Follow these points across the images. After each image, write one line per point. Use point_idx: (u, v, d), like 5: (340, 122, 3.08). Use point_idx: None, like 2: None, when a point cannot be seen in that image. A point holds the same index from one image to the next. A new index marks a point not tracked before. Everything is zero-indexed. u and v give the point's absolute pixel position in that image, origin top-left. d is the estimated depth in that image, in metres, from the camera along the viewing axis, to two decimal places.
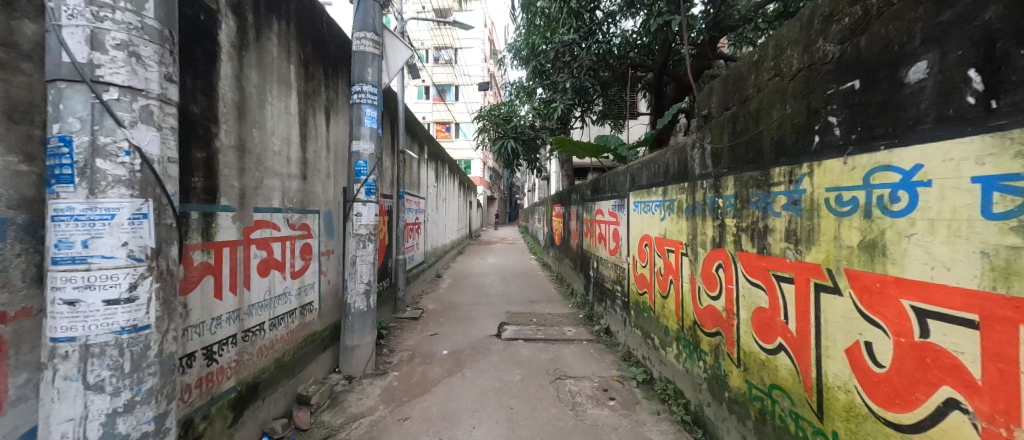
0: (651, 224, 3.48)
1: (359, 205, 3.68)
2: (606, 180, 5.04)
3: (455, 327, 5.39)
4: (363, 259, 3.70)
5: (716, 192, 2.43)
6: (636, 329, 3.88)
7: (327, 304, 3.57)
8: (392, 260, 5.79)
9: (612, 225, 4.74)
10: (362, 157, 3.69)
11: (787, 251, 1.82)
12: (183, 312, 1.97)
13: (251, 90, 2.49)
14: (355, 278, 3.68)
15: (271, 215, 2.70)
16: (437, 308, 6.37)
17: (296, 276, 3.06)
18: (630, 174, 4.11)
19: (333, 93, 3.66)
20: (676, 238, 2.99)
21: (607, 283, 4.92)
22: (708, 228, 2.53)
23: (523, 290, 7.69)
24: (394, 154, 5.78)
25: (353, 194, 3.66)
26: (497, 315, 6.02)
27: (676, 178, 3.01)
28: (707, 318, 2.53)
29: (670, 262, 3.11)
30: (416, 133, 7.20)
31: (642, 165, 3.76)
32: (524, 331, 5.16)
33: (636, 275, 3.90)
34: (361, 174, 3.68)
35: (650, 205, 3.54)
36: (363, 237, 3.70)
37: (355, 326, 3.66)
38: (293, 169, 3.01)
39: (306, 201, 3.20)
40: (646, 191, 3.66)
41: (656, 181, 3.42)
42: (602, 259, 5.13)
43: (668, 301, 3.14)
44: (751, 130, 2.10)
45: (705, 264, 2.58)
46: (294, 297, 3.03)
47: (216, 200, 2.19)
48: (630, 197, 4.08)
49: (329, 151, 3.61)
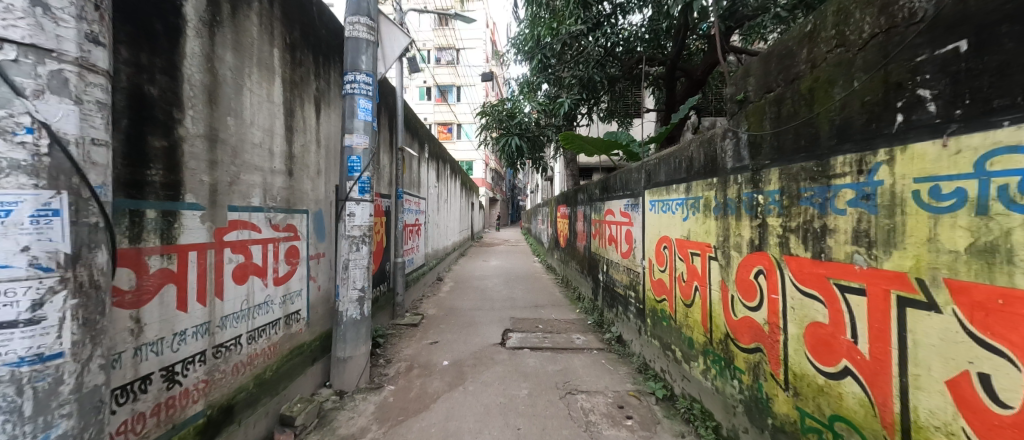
0: (672, 225, 3.16)
1: (352, 205, 3.39)
2: (616, 178, 4.73)
3: (457, 334, 5.07)
4: (356, 263, 3.40)
5: (754, 188, 2.13)
6: (653, 339, 3.57)
7: (317, 312, 3.28)
8: (390, 263, 5.50)
9: (624, 226, 4.43)
10: (355, 152, 3.40)
11: (856, 256, 1.52)
12: (136, 329, 1.67)
13: (225, 73, 2.19)
14: (347, 284, 3.38)
15: (249, 215, 2.41)
16: (437, 314, 6.07)
17: (281, 283, 2.76)
18: (644, 171, 3.82)
19: (323, 83, 3.36)
20: (703, 240, 2.68)
21: (618, 287, 4.61)
22: (744, 229, 2.22)
23: (528, 294, 7.37)
24: (392, 152, 5.49)
25: (346, 192, 3.37)
26: (500, 320, 5.70)
27: (702, 172, 2.70)
28: (744, 332, 2.22)
29: (695, 267, 2.79)
30: (416, 131, 6.93)
31: (659, 161, 3.44)
32: (530, 339, 4.85)
33: (653, 280, 3.59)
34: (354, 171, 3.39)
35: (669, 204, 3.23)
36: (356, 239, 3.40)
37: (348, 337, 3.37)
38: (277, 164, 2.71)
39: (292, 200, 2.91)
40: (664, 188, 3.35)
41: (676, 178, 3.11)
42: (613, 262, 4.82)
43: (693, 310, 2.82)
44: (802, 114, 1.79)
45: (740, 270, 2.26)
46: (279, 306, 2.74)
47: (181, 197, 1.90)
48: (645, 195, 3.77)
49: (318, 145, 3.32)
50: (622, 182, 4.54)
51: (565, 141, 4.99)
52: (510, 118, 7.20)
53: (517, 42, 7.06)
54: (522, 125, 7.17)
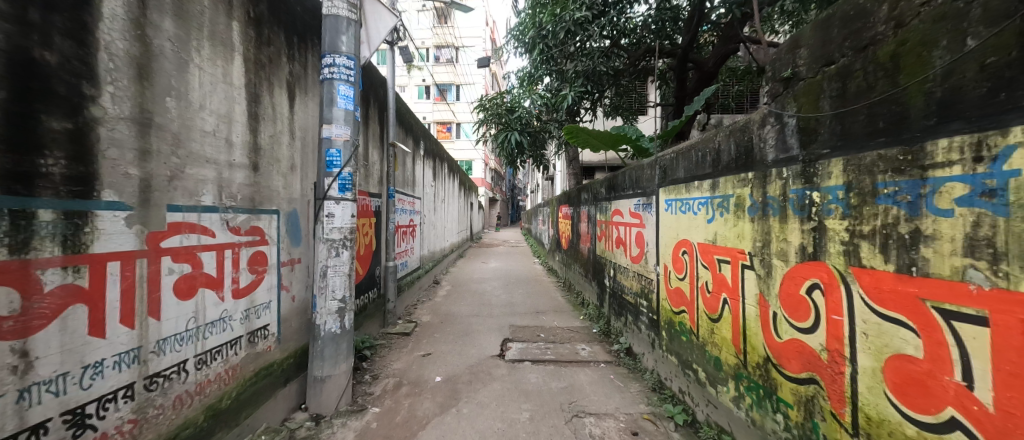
0: (693, 227, 2.78)
1: (331, 204, 3.00)
2: (625, 175, 4.34)
3: (452, 344, 4.69)
4: (336, 270, 3.02)
5: (806, 183, 1.74)
6: (669, 355, 3.18)
7: (290, 326, 2.89)
8: (381, 268, 5.13)
9: (634, 228, 4.04)
10: (335, 145, 3.02)
11: (972, 272, 1.14)
12: (21, 365, 1.31)
13: (163, 44, 1.81)
14: (325, 294, 2.99)
15: (198, 216, 2.02)
16: (432, 321, 5.68)
17: (243, 295, 2.38)
18: (657, 167, 3.44)
19: (297, 67, 2.97)
20: (734, 245, 2.29)
21: (627, 295, 4.23)
22: (792, 233, 1.83)
23: (529, 299, 6.98)
24: (382, 148, 5.11)
25: (324, 190, 2.99)
26: (499, 328, 5.32)
27: (733, 167, 2.31)
28: (792, 358, 1.83)
29: (723, 276, 2.40)
30: (410, 127, 6.56)
31: (678, 154, 3.06)
32: (531, 351, 4.46)
33: (669, 289, 3.20)
34: (333, 166, 3.00)
35: (689, 203, 2.85)
36: (336, 243, 3.02)
37: (326, 354, 2.98)
38: (238, 157, 2.33)
39: (257, 198, 2.53)
40: (682, 186, 2.96)
41: (699, 173, 2.72)
42: (621, 267, 4.43)
43: (720, 326, 2.44)
44: (881, 87, 1.41)
45: (786, 284, 1.88)
46: (241, 323, 2.36)
47: (95, 193, 1.52)
48: (659, 193, 3.38)
49: (292, 137, 2.93)
50: (631, 179, 4.16)
51: (569, 135, 4.61)
52: (509, 112, 6.78)
53: (517, 32, 6.66)
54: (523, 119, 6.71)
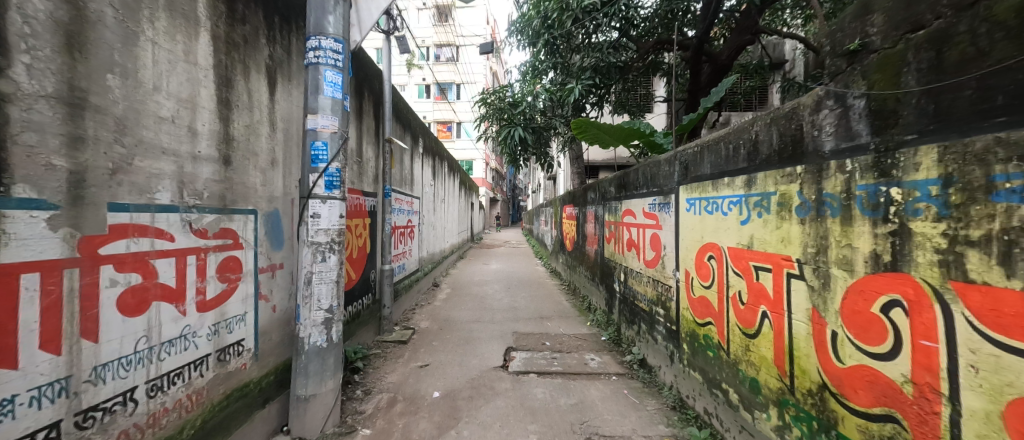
0: (722, 229, 2.46)
1: (316, 204, 2.70)
2: (638, 173, 4.02)
3: (452, 354, 4.38)
4: (322, 277, 2.71)
5: (881, 177, 1.43)
6: (691, 371, 2.87)
7: (270, 339, 2.59)
8: (376, 271, 4.83)
9: (648, 229, 3.73)
10: (320, 137, 2.70)
11: None
12: None
13: (103, 10, 1.51)
14: (309, 303, 2.68)
15: (151, 217, 1.72)
16: (431, 327, 5.37)
17: (212, 308, 2.08)
18: (677, 163, 3.13)
19: (279, 50, 2.66)
20: (776, 251, 1.98)
21: (640, 302, 3.92)
22: (861, 238, 1.52)
23: (532, 303, 6.66)
24: (377, 144, 4.81)
25: (309, 187, 2.68)
26: (502, 336, 5.01)
27: (775, 160, 2.00)
28: (858, 388, 1.53)
29: (762, 286, 2.09)
30: (408, 123, 6.27)
31: (702, 147, 2.74)
32: (536, 361, 4.14)
33: (691, 297, 2.90)
34: (318, 160, 2.69)
35: (717, 202, 2.54)
36: (322, 246, 2.71)
37: (310, 370, 2.67)
38: (205, 148, 2.03)
39: (230, 197, 2.22)
40: (707, 183, 2.65)
41: (730, 169, 2.40)
42: (634, 271, 4.13)
43: (758, 343, 2.13)
44: (1003, 51, 1.10)
45: (850, 298, 1.57)
46: (208, 340, 2.05)
47: (3, 188, 1.23)
48: (679, 192, 3.07)
49: (273, 128, 2.62)
50: (644, 177, 3.84)
51: (578, 130, 4.31)
52: (513, 106, 6.37)
53: (518, 23, 6.29)
54: (526, 114, 6.30)
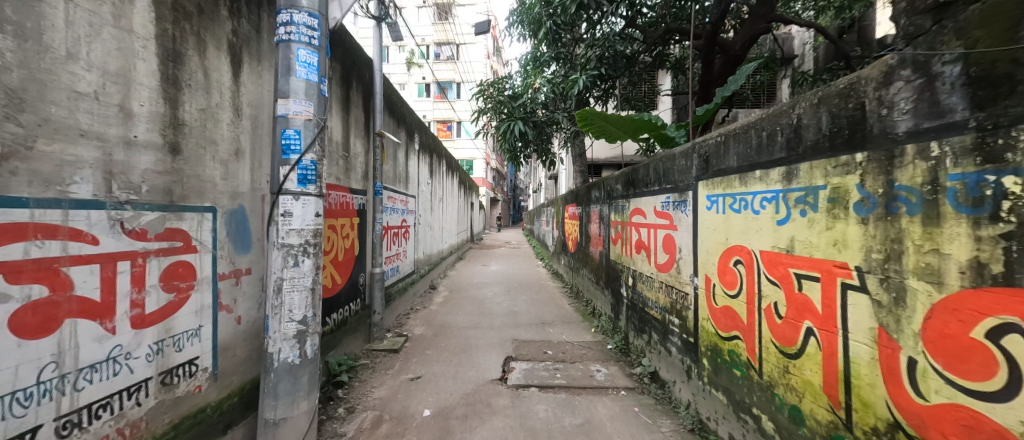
0: (753, 230, 2.13)
1: (288, 200, 2.36)
2: (649, 168, 3.68)
3: (446, 364, 4.05)
4: (295, 284, 2.38)
5: (989, 163, 1.11)
6: (713, 391, 2.54)
7: (234, 355, 2.26)
8: (366, 274, 4.50)
9: (661, 230, 3.40)
10: (292, 124, 2.37)
11: None
12: None
13: None
14: (280, 314, 2.35)
15: (63, 215, 1.41)
16: (425, 334, 5.04)
17: (153, 323, 1.75)
18: (696, 155, 2.80)
19: (246, 25, 2.34)
20: (826, 256, 1.65)
21: (651, 309, 3.59)
22: (955, 242, 1.19)
23: (533, 307, 6.34)
24: (367, 137, 4.48)
25: (279, 182, 2.35)
26: (500, 343, 4.68)
27: (825, 147, 1.67)
28: (950, 434, 1.20)
29: (808, 297, 1.76)
30: (401, 117, 5.94)
31: (727, 136, 2.41)
32: (537, 373, 3.81)
33: (712, 306, 2.57)
34: (289, 151, 2.36)
35: (745, 199, 2.21)
36: (294, 249, 2.38)
37: (280, 391, 2.34)
38: (144, 132, 1.70)
39: (180, 192, 1.90)
40: (734, 177, 2.32)
41: (763, 160, 2.07)
42: (643, 276, 3.80)
43: (801, 365, 1.80)
44: None
45: (938, 319, 1.24)
46: (149, 362, 1.73)
47: None
48: (698, 188, 2.74)
49: (237, 114, 2.29)
50: (656, 172, 3.50)
51: (584, 122, 3.99)
52: (512, 99, 6.01)
53: (518, 12, 5.94)
54: (527, 107, 5.88)
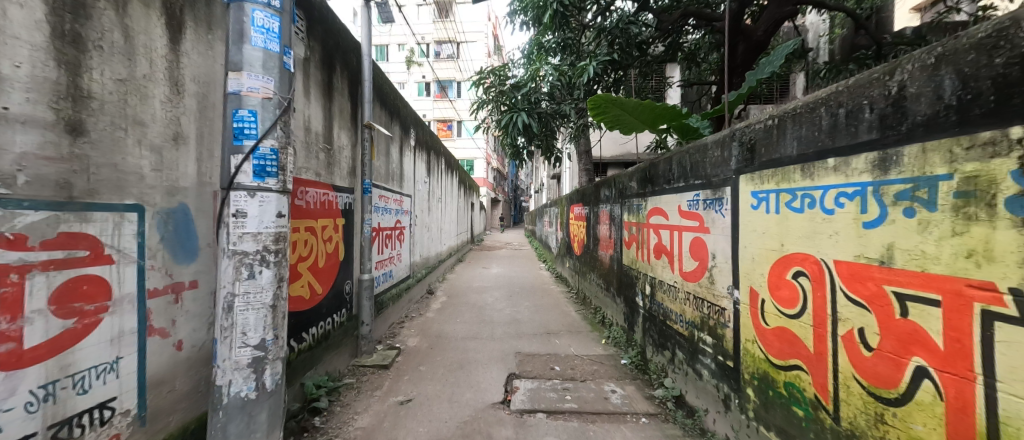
0: (823, 235, 1.68)
1: (241, 197, 1.92)
2: (672, 161, 3.22)
3: (440, 383, 3.60)
4: (250, 301, 1.93)
5: None
6: (761, 429, 2.09)
7: (171, 389, 1.82)
8: (353, 281, 4.05)
9: (687, 232, 2.95)
10: (245, 103, 1.92)
11: None
12: None
13: None
14: (230, 338, 1.90)
15: None
16: (419, 346, 4.58)
17: (36, 361, 1.33)
18: (736, 142, 2.34)
19: None
20: (951, 271, 1.21)
21: (674, 322, 3.15)
22: None
23: (537, 315, 5.88)
24: (354, 129, 4.04)
25: (230, 174, 1.90)
26: (502, 357, 4.24)
27: (949, 123, 1.22)
28: None
29: (919, 327, 1.31)
30: (395, 110, 5.49)
31: (781, 117, 1.96)
32: (544, 395, 3.35)
33: (758, 325, 2.12)
34: (243, 136, 1.91)
35: (811, 195, 1.76)
36: (249, 257, 1.94)
37: (230, 433, 1.90)
38: (19, 103, 1.29)
39: (85, 184, 1.47)
40: (794, 166, 1.87)
41: (840, 143, 1.62)
42: (665, 284, 3.35)
43: (908, 417, 1.34)
44: None
45: None
46: (31, 413, 1.31)
47: None
48: (739, 183, 2.29)
49: (178, 90, 1.86)
50: (681, 166, 3.06)
51: (596, 111, 3.50)
52: (514, 89, 5.44)
53: None
54: (531, 98, 5.40)
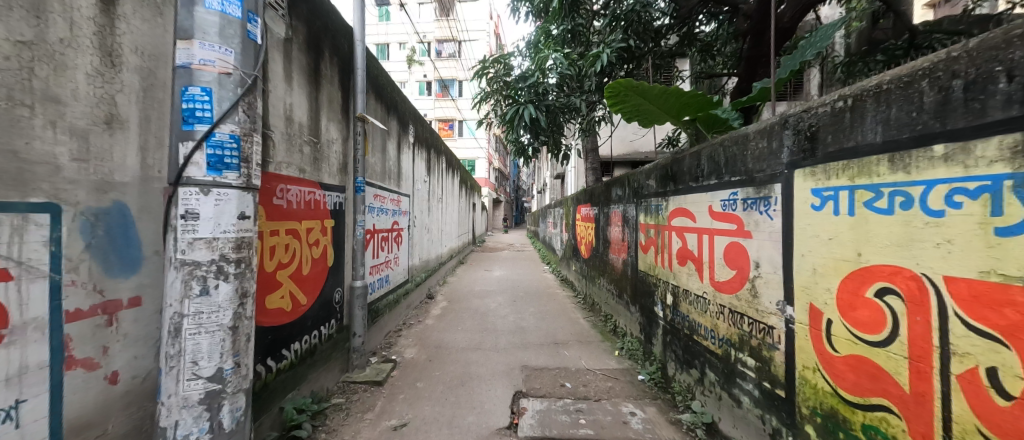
0: (928, 244, 1.32)
1: (192, 194, 1.55)
2: (701, 156, 2.86)
3: (440, 404, 3.22)
4: (201, 323, 1.56)
5: None
6: None
7: (100, 434, 1.46)
8: (344, 289, 3.68)
9: (721, 237, 2.57)
10: (198, 79, 1.55)
11: None
12: None
13: None
14: (178, 369, 1.54)
15: None
16: (417, 358, 4.22)
17: None
18: (789, 130, 1.98)
19: None
20: None
21: (704, 338, 2.77)
22: None
23: (543, 323, 5.52)
24: (345, 121, 3.68)
25: (179, 166, 1.54)
26: (508, 372, 3.87)
27: None
28: None
29: None
30: (392, 103, 5.13)
31: (858, 96, 1.59)
32: (555, 419, 2.97)
33: (821, 351, 1.76)
34: (194, 118, 1.54)
35: (906, 192, 1.40)
36: (202, 268, 1.57)
37: None
38: None
39: None
40: (878, 156, 1.50)
41: (955, 125, 1.26)
42: (692, 294, 2.97)
43: None
44: None
45: None
46: None
47: None
48: (795, 179, 1.92)
49: (111, 61, 1.50)
50: (714, 161, 2.69)
51: (613, 100, 3.13)
52: (520, 81, 5.06)
53: None
54: (539, 90, 5.02)
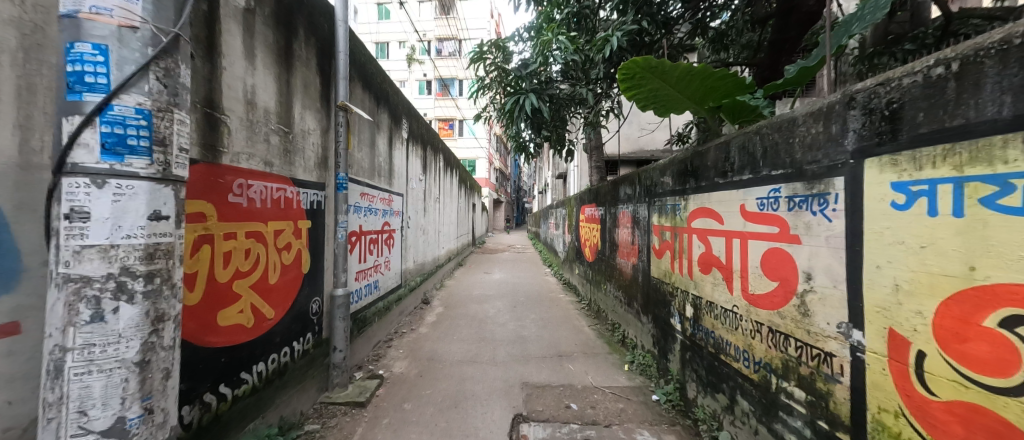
0: None
1: (79, 186, 1.15)
2: (731, 146, 2.45)
3: (428, 430, 2.81)
4: (93, 359, 1.17)
5: None
6: None
7: None
8: (323, 298, 3.29)
9: (759, 242, 2.17)
10: (87, 31, 1.16)
11: None
12: None
13: None
14: (60, 421, 1.15)
15: None
16: (407, 373, 3.82)
17: None
18: (856, 111, 1.58)
19: None
20: None
21: (736, 360, 2.37)
22: None
23: (545, 332, 5.11)
24: (325, 110, 3.29)
25: (62, 148, 1.15)
26: (506, 390, 3.47)
27: None
28: None
29: None
30: (382, 94, 4.73)
31: (967, 60, 1.21)
32: None
33: (906, 392, 1.37)
34: (83, 84, 1.16)
35: None
36: (96, 286, 1.17)
37: None
38: None
39: None
40: (1005, 136, 1.11)
41: None
42: (718, 308, 2.56)
43: None
44: None
45: None
46: None
47: None
48: (866, 171, 1.52)
49: None
50: (747, 153, 2.29)
51: (627, 84, 2.76)
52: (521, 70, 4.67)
53: None
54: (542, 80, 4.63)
